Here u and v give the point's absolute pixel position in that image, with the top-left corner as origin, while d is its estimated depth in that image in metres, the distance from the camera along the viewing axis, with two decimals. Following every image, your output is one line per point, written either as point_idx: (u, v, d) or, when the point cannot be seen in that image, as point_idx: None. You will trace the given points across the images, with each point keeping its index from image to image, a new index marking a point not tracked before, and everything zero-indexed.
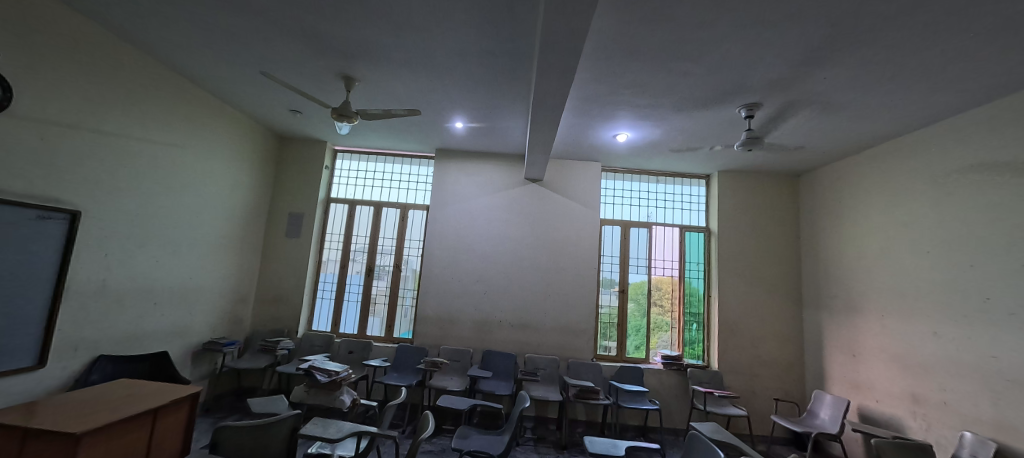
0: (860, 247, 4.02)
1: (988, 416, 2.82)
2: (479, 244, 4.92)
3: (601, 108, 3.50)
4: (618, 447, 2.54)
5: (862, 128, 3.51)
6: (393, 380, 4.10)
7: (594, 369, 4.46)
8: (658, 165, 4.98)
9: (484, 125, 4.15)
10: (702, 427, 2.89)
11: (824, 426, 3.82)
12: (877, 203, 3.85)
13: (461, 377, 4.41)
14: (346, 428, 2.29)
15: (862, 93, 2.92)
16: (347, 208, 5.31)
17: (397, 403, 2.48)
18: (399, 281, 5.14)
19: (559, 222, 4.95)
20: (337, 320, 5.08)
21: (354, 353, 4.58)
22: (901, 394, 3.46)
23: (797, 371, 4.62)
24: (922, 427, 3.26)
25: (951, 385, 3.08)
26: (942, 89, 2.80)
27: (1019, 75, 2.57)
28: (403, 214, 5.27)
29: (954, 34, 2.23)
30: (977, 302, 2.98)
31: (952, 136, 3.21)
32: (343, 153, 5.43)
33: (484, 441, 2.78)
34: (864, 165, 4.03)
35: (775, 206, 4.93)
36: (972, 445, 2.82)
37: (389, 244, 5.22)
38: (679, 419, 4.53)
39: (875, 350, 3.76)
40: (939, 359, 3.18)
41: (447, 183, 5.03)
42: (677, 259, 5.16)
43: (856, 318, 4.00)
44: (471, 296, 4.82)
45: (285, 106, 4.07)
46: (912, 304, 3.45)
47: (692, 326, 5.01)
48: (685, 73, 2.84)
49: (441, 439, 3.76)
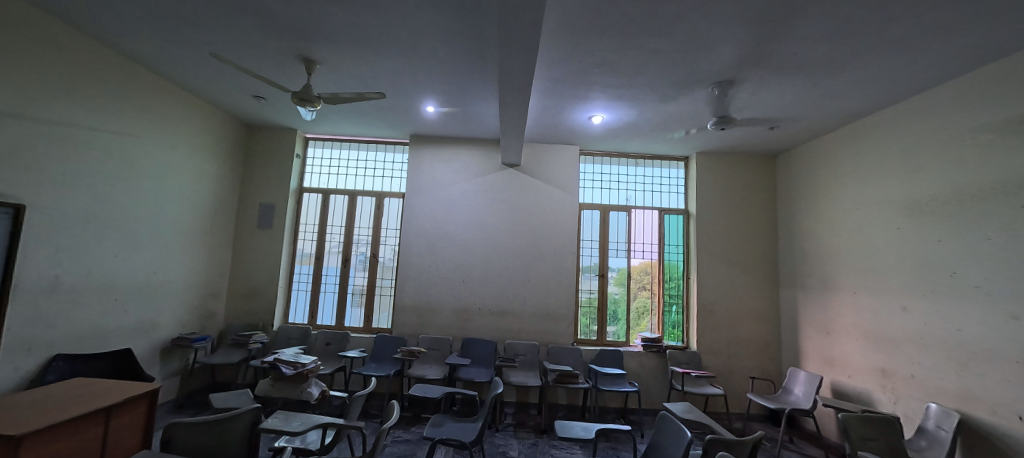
0: (833, 225, 4.05)
1: (952, 388, 2.88)
2: (457, 231, 4.84)
3: (573, 89, 3.42)
4: (589, 430, 2.52)
5: (835, 105, 3.49)
6: (370, 371, 4.05)
7: (574, 353, 4.45)
8: (635, 148, 4.93)
9: (457, 109, 4.05)
10: (675, 407, 2.89)
11: (797, 402, 3.88)
12: (852, 180, 3.85)
13: (440, 365, 4.38)
14: (310, 421, 2.23)
15: (833, 68, 2.88)
16: (320, 198, 5.18)
17: (365, 394, 2.42)
18: (377, 270, 5.04)
19: (538, 207, 4.88)
20: (314, 313, 4.99)
21: (331, 345, 4.51)
22: (871, 369, 3.52)
23: (774, 349, 4.68)
24: (891, 400, 3.32)
25: (918, 359, 3.13)
26: (912, 63, 2.78)
27: (987, 47, 2.55)
28: (378, 203, 5.15)
29: (920, 6, 2.20)
30: (944, 276, 3.00)
31: (924, 111, 3.20)
32: (314, 141, 5.27)
33: (457, 428, 2.75)
34: (838, 142, 4.04)
35: (752, 186, 4.93)
36: (936, 416, 2.88)
37: (365, 234, 5.11)
38: (659, 400, 4.57)
39: (848, 327, 3.81)
40: (908, 333, 3.23)
41: (422, 169, 4.93)
42: (656, 242, 5.16)
43: (830, 296, 4.04)
44: (449, 284, 4.76)
45: (248, 92, 3.91)
46: (883, 280, 3.48)
47: (672, 308, 5.03)
48: (656, 50, 2.76)
49: (419, 428, 3.74)
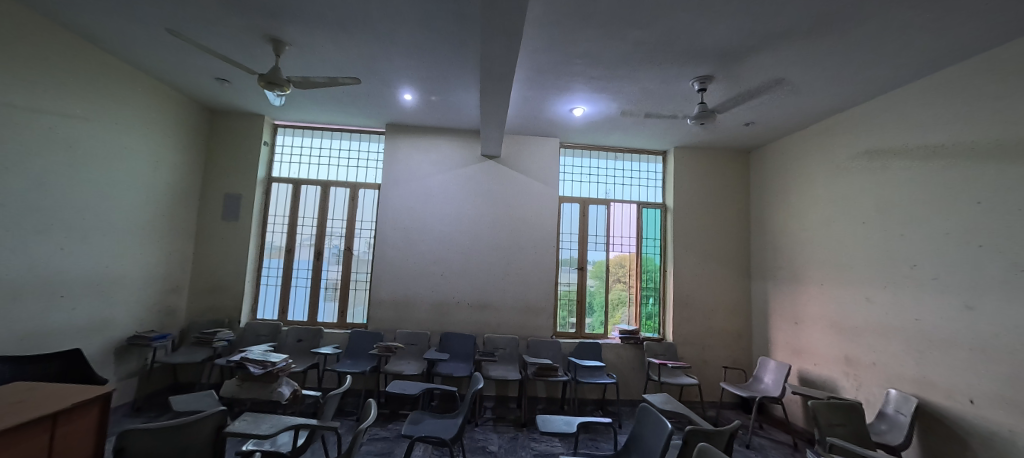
0: (804, 220, 4.19)
1: (910, 375, 3.04)
2: (435, 224, 4.73)
3: (555, 80, 3.36)
4: (571, 424, 2.51)
5: (808, 102, 3.58)
6: (344, 368, 3.92)
7: (553, 346, 4.46)
8: (615, 141, 4.94)
9: (436, 98, 3.93)
10: (653, 399, 2.93)
11: (767, 390, 4.02)
12: (822, 176, 3.98)
13: (418, 360, 4.29)
14: (282, 422, 2.11)
15: (809, 66, 2.95)
16: (291, 188, 4.94)
17: (340, 392, 2.32)
18: (352, 264, 4.88)
19: (518, 199, 4.83)
20: (285, 308, 4.78)
21: (303, 342, 4.35)
22: (836, 357, 3.68)
23: (745, 339, 4.83)
24: (854, 386, 3.49)
25: (880, 347, 3.30)
26: (881, 63, 2.88)
27: (950, 49, 2.67)
28: (353, 194, 4.97)
29: (893, 6, 2.25)
30: (905, 269, 3.15)
31: (891, 111, 3.33)
32: (284, 128, 5.02)
33: (437, 425, 2.69)
34: (809, 139, 4.16)
35: (727, 181, 5.04)
36: (896, 402, 3.04)
37: (339, 226, 4.92)
38: (636, 391, 4.65)
39: (815, 317, 3.96)
40: (871, 323, 3.38)
41: (398, 160, 4.78)
42: (634, 235, 5.21)
43: (798, 288, 4.19)
44: (427, 278, 4.66)
45: (210, 74, 3.66)
46: (849, 272, 3.63)
47: (649, 300, 5.11)
48: (639, 42, 2.74)
49: (396, 425, 3.66)
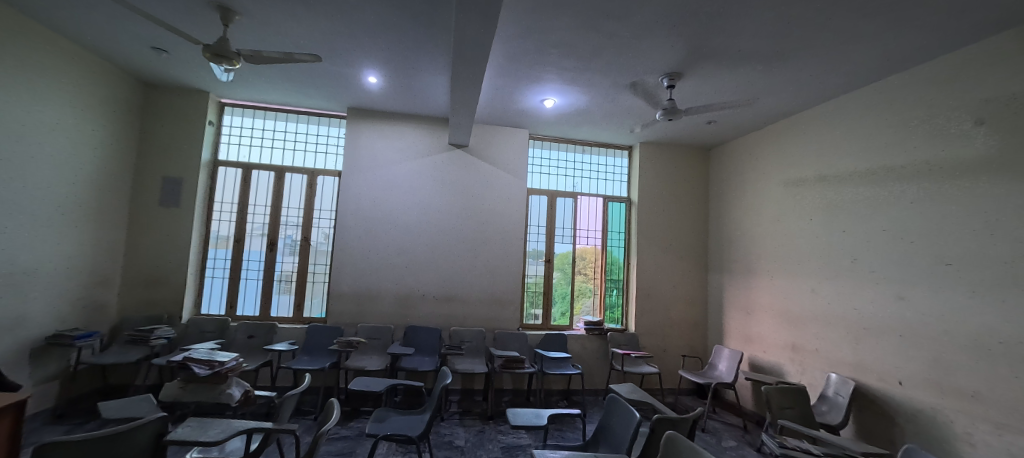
0: (758, 216, 4.42)
1: (848, 359, 3.32)
2: (400, 213, 4.56)
3: (528, 69, 3.30)
4: (541, 416, 2.51)
5: (766, 103, 3.76)
6: (301, 365, 3.71)
7: (520, 338, 4.46)
8: (584, 134, 4.97)
9: (402, 82, 3.75)
10: (620, 388, 2.99)
11: (721, 376, 4.25)
12: (775, 175, 4.21)
13: (381, 355, 4.14)
14: (232, 427, 1.94)
15: (770, 67, 3.08)
16: (240, 173, 4.57)
17: (298, 392, 2.17)
18: (309, 255, 4.60)
19: (486, 191, 4.75)
20: (233, 302, 4.44)
21: (254, 338, 4.06)
22: (783, 344, 3.95)
23: (701, 329, 5.07)
24: (798, 371, 3.76)
25: (822, 334, 3.56)
26: (834, 68, 3.06)
27: (893, 58, 2.88)
28: (311, 181, 4.68)
29: (849, 14, 2.39)
30: (846, 262, 3.41)
31: (839, 114, 3.56)
32: (232, 107, 4.63)
33: (403, 422, 2.60)
34: (765, 139, 4.39)
35: (688, 177, 5.22)
36: (835, 384, 3.31)
37: (294, 214, 4.62)
38: (600, 381, 4.76)
39: (766, 307, 4.21)
40: (815, 312, 3.64)
41: (361, 146, 4.54)
42: (600, 228, 5.30)
43: (751, 279, 4.44)
44: (391, 270, 4.49)
45: (145, 42, 3.28)
46: (797, 265, 3.88)
47: (613, 292, 5.23)
48: (613, 34, 2.73)
49: (358, 423, 3.52)
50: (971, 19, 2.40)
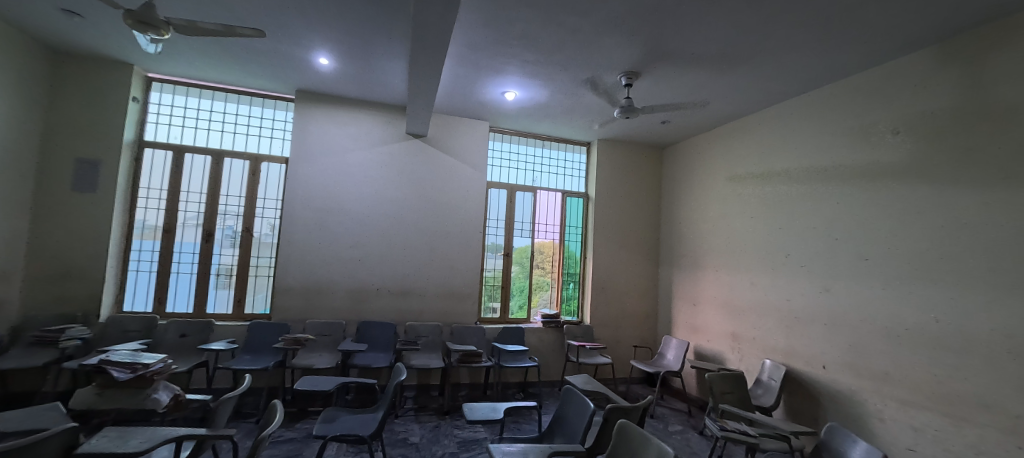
0: (705, 213, 4.67)
1: (781, 347, 3.60)
2: (353, 204, 4.36)
3: (489, 59, 3.24)
4: (497, 410, 2.51)
5: (716, 106, 3.96)
6: (241, 365, 3.46)
7: (478, 332, 4.43)
8: (544, 129, 4.99)
9: (356, 65, 3.55)
10: (575, 380, 3.05)
11: (669, 365, 4.47)
12: (721, 174, 4.46)
13: (331, 352, 3.96)
14: (158, 436, 1.76)
15: (720, 72, 3.24)
16: (170, 156, 4.15)
17: (237, 394, 2.02)
18: (251, 247, 4.28)
19: (445, 183, 4.66)
20: (162, 299, 4.05)
21: (187, 337, 3.74)
22: (725, 334, 4.22)
23: (652, 320, 5.30)
24: (737, 358, 4.04)
25: (759, 324, 3.83)
26: (776, 76, 3.27)
27: (827, 69, 3.13)
28: (253, 167, 4.34)
29: (791, 25, 2.55)
30: (781, 257, 3.69)
31: (779, 120, 3.83)
32: (161, 83, 4.19)
33: (355, 422, 2.49)
34: (713, 140, 4.63)
35: (642, 174, 5.41)
36: (769, 370, 3.59)
37: (234, 203, 4.28)
38: (556, 372, 4.86)
39: (710, 299, 4.48)
40: (754, 303, 3.92)
41: (310, 132, 4.27)
42: (558, 223, 5.37)
43: (698, 273, 4.69)
44: (343, 263, 4.29)
45: (51, 3, 2.86)
46: (738, 260, 4.15)
47: (569, 285, 5.33)
48: (575, 29, 2.74)
49: (306, 424, 3.35)
50: (893, 37, 2.64)
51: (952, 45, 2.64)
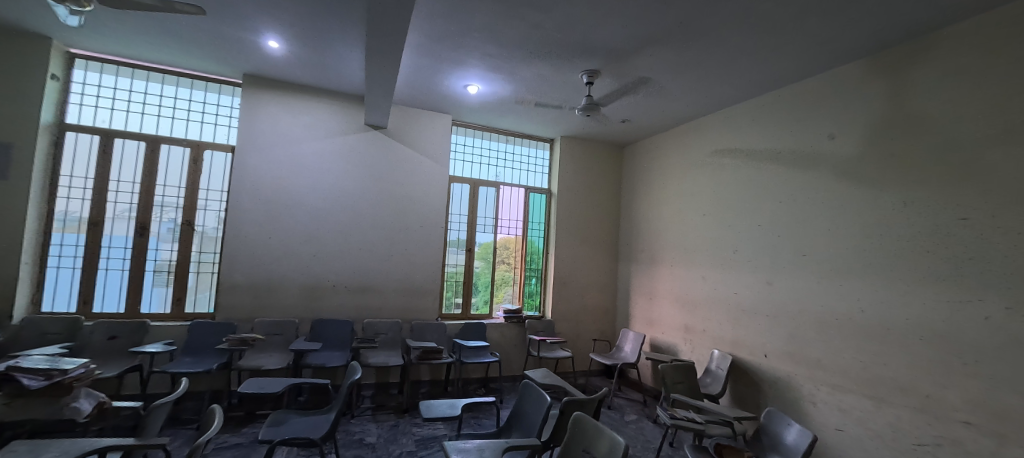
0: (661, 210, 4.84)
1: (728, 338, 3.81)
2: (307, 197, 4.16)
3: (450, 51, 3.17)
4: (455, 407, 2.49)
5: (673, 107, 4.10)
6: (180, 368, 3.23)
7: (439, 329, 4.37)
8: (508, 124, 4.98)
9: (309, 50, 3.38)
10: (534, 374, 3.08)
11: (626, 357, 4.62)
12: (677, 173, 4.64)
13: (282, 352, 3.77)
14: (77, 449, 1.58)
15: (676, 74, 3.35)
16: (97, 141, 3.77)
17: (172, 399, 1.87)
18: (192, 242, 3.98)
19: (406, 177, 4.54)
20: (87, 298, 3.68)
21: (118, 340, 3.44)
22: (678, 326, 4.41)
23: (611, 314, 5.46)
24: (689, 349, 4.23)
25: (709, 316, 4.04)
26: (727, 80, 3.43)
27: (773, 75, 3.31)
28: (194, 156, 4.02)
29: (741, 32, 2.67)
30: (729, 253, 3.90)
31: (730, 122, 4.02)
32: (86, 60, 3.80)
33: (305, 424, 2.39)
34: (670, 140, 4.80)
35: (604, 172, 5.53)
36: (717, 360, 3.79)
37: (173, 194, 3.96)
38: (518, 367, 4.90)
39: (665, 293, 4.66)
40: (705, 296, 4.11)
41: (260, 119, 4.02)
42: (521, 219, 5.38)
43: (654, 268, 4.87)
44: (296, 259, 4.09)
45: None
46: (691, 255, 4.34)
47: (532, 280, 5.38)
48: (537, 25, 2.74)
49: (253, 428, 3.17)
50: (831, 48, 2.84)
51: (881, 59, 2.87)
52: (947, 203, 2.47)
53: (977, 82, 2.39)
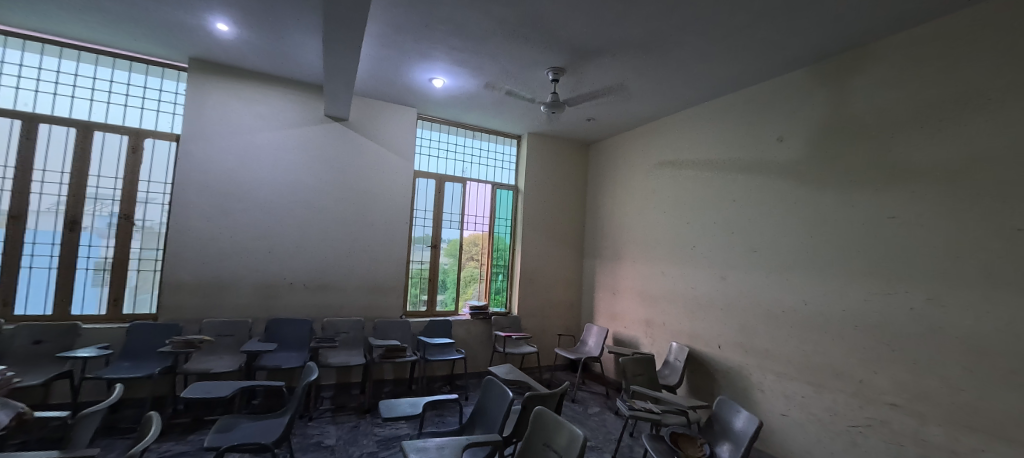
0: (625, 207, 4.96)
1: (685, 330, 3.97)
2: (262, 190, 3.95)
3: (414, 42, 3.10)
4: (416, 406, 2.45)
5: (636, 107, 4.20)
6: (116, 374, 2.99)
7: (403, 327, 4.28)
8: (474, 120, 4.93)
9: (262, 35, 3.20)
10: (498, 370, 3.08)
11: (590, 351, 4.71)
12: (640, 171, 4.77)
13: (233, 354, 3.58)
14: None
15: (638, 75, 3.43)
16: (17, 126, 3.40)
17: (104, 408, 1.72)
18: (131, 237, 3.69)
19: (368, 171, 4.40)
20: (6, 299, 3.33)
21: (43, 344, 3.14)
22: (639, 320, 4.55)
23: (576, 309, 5.55)
24: (650, 342, 4.38)
25: (669, 310, 4.18)
26: (686, 82, 3.55)
27: (728, 79, 3.46)
28: (134, 144, 3.72)
29: (699, 35, 2.76)
30: (687, 249, 4.05)
31: (689, 123, 4.16)
32: (5, 36, 3.43)
33: (256, 429, 2.27)
34: (633, 139, 4.92)
35: (570, 169, 5.60)
36: (675, 352, 3.94)
37: (108, 185, 3.64)
38: (483, 363, 4.89)
39: (628, 289, 4.79)
40: (664, 291, 4.26)
41: (208, 107, 3.77)
42: (488, 215, 5.36)
43: (618, 264, 4.99)
44: (249, 256, 3.88)
45: None
46: (652, 251, 4.48)
47: (498, 277, 5.37)
48: (502, 19, 2.72)
49: (200, 435, 2.99)
50: (780, 55, 2.99)
51: (824, 67, 3.06)
52: (880, 203, 2.67)
53: (907, 91, 2.59)
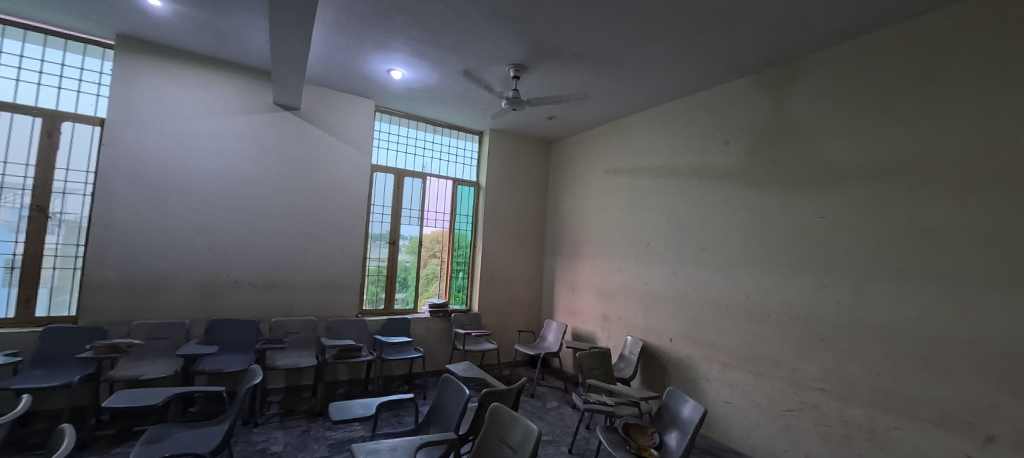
0: (584, 205, 5.06)
1: (640, 324, 4.11)
2: (201, 182, 3.67)
3: (370, 31, 2.99)
4: (369, 407, 2.37)
5: (595, 107, 4.29)
6: (26, 384, 2.68)
7: (358, 325, 4.14)
8: (435, 114, 4.84)
9: (201, 14, 2.96)
10: (456, 367, 3.05)
11: (549, 346, 4.78)
12: (598, 170, 4.88)
13: (168, 358, 3.31)
14: None
15: (597, 75, 3.50)
16: None
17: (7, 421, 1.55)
18: (45, 231, 3.30)
19: (321, 164, 4.21)
20: None
21: None
22: (597, 315, 4.66)
23: (536, 305, 5.61)
24: (606, 337, 4.50)
25: (624, 305, 4.32)
26: (643, 85, 3.66)
27: (681, 83, 3.60)
28: (48, 128, 3.33)
29: (654, 40, 2.86)
30: (642, 246, 4.20)
31: (645, 124, 4.31)
32: None
33: (190, 438, 2.11)
34: (593, 139, 5.02)
35: (531, 166, 5.63)
36: (630, 345, 4.07)
37: (16, 173, 3.24)
38: (443, 361, 4.83)
39: (586, 285, 4.90)
40: (620, 287, 4.40)
41: (138, 89, 3.45)
42: (449, 211, 5.29)
43: (577, 261, 5.09)
44: (186, 252, 3.59)
45: None
46: (610, 248, 4.60)
47: (459, 274, 5.32)
48: (461, 12, 2.68)
49: (128, 447, 2.75)
50: (727, 62, 3.15)
51: (767, 76, 3.26)
52: (813, 204, 2.88)
53: (837, 102, 2.81)
